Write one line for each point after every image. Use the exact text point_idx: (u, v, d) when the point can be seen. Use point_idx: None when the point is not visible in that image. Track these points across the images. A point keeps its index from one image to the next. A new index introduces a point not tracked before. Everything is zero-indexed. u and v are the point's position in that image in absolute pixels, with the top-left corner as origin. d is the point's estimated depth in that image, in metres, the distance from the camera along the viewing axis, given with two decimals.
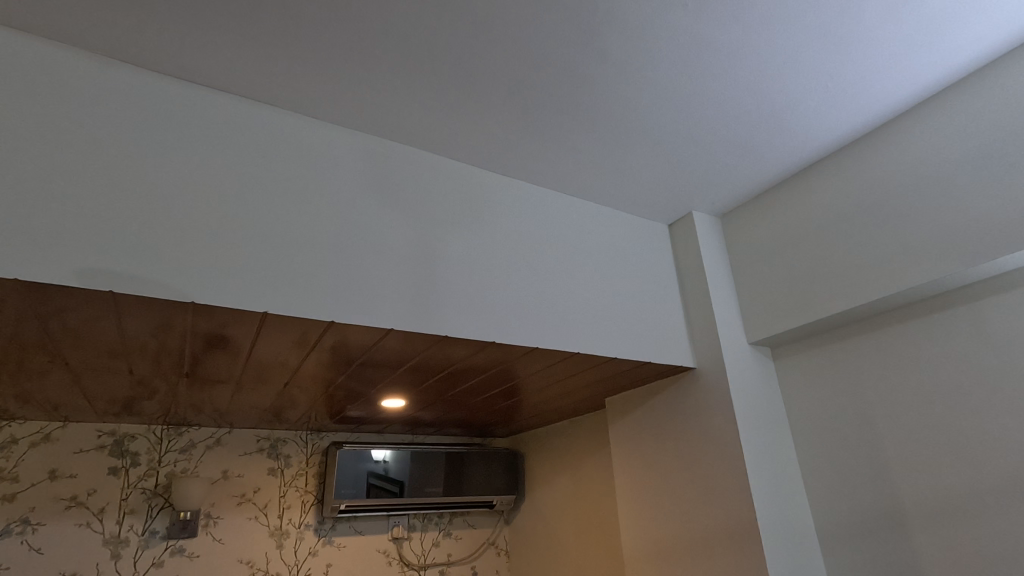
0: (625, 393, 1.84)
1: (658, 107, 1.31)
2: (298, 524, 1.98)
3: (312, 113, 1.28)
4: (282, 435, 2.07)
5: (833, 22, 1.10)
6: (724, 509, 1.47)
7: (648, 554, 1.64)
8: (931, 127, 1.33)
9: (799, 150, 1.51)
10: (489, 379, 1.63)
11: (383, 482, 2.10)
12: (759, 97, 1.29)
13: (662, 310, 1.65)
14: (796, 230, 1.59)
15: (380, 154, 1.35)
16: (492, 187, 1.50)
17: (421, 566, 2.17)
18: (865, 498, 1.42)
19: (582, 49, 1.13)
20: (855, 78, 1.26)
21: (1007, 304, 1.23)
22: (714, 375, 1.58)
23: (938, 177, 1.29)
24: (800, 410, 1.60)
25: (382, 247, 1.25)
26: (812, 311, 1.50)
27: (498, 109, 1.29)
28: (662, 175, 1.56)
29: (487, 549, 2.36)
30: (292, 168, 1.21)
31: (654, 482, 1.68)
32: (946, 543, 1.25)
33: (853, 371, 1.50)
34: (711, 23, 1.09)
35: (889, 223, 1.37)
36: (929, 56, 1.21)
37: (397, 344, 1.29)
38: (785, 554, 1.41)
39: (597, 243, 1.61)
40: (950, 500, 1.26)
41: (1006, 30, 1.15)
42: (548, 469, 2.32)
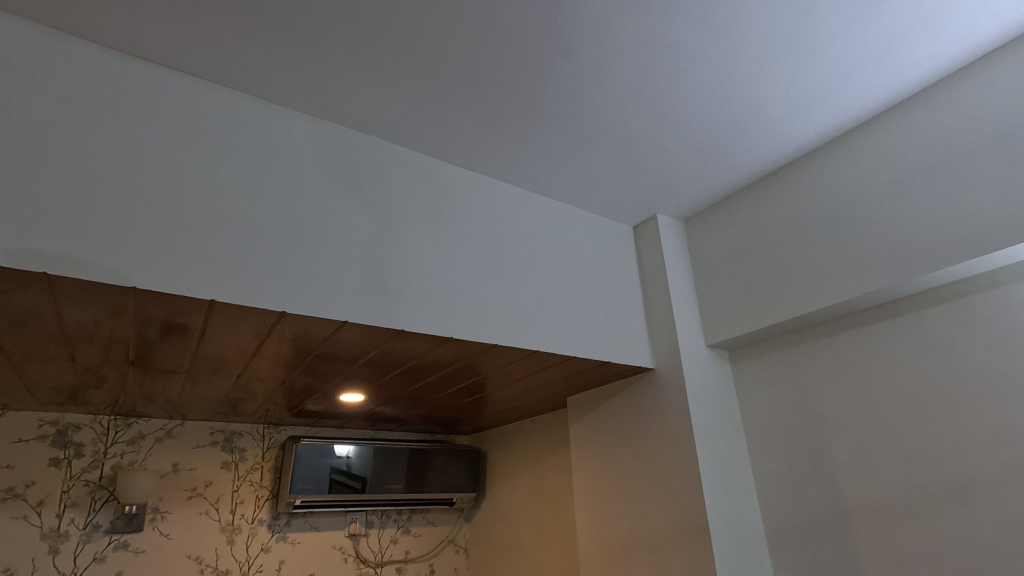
0: (586, 393, 1.85)
1: (626, 108, 1.31)
2: (251, 520, 1.94)
3: (270, 97, 1.25)
4: (237, 428, 2.02)
5: (791, 33, 1.12)
6: (677, 512, 1.48)
7: (604, 552, 1.64)
8: (885, 139, 1.36)
9: (761, 157, 1.53)
10: (450, 376, 1.62)
11: (345, 478, 2.06)
12: (720, 102, 1.30)
13: (624, 312, 1.66)
14: (757, 236, 1.61)
15: (340, 144, 1.32)
16: (455, 179, 1.49)
17: (378, 563, 2.14)
18: (815, 505, 1.44)
19: (548, 46, 1.13)
20: (815, 87, 1.28)
21: (950, 315, 1.27)
22: (672, 376, 1.59)
23: (891, 187, 1.33)
24: (753, 411, 1.63)
25: (340, 238, 1.23)
26: (770, 315, 1.52)
27: (462, 103, 1.28)
28: (625, 176, 1.57)
29: (446, 546, 2.34)
30: (247, 153, 1.18)
31: (609, 482, 1.69)
32: (890, 549, 1.27)
33: (807, 377, 1.52)
34: (676, 27, 1.10)
35: (847, 231, 1.39)
36: (885, 70, 1.24)
37: (354, 337, 1.27)
38: (734, 553, 1.42)
39: (560, 241, 1.62)
40: (894, 505, 1.29)
41: (956, 49, 1.20)
42: (510, 467, 2.32)
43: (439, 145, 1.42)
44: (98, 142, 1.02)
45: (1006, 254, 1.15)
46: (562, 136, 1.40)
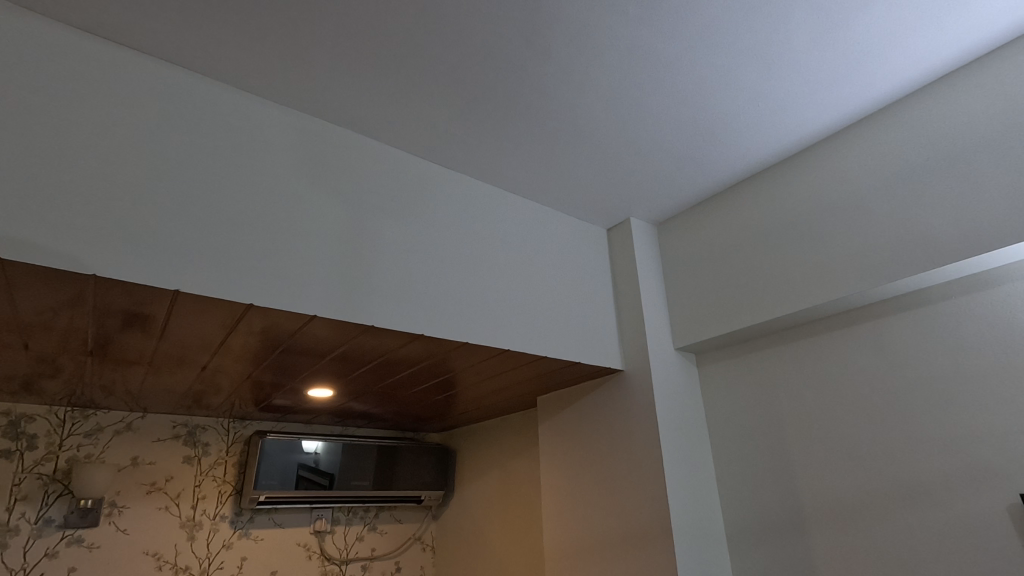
0: (556, 393, 1.86)
1: (601, 111, 1.32)
2: (213, 516, 1.90)
3: (243, 85, 1.22)
4: (201, 422, 1.98)
5: (763, 45, 1.15)
6: (642, 511, 1.50)
7: (569, 551, 1.66)
8: (849, 153, 1.41)
9: (732, 165, 1.57)
10: (420, 373, 1.61)
11: (313, 474, 2.04)
12: (693, 109, 1.33)
13: (595, 313, 1.68)
14: (725, 242, 1.65)
15: (314, 137, 1.31)
16: (430, 177, 1.49)
17: (343, 561, 2.12)
18: (773, 506, 1.48)
19: (525, 47, 1.13)
20: (785, 99, 1.31)
21: (904, 324, 1.32)
22: (640, 377, 1.61)
23: (854, 199, 1.37)
24: (717, 413, 1.66)
25: (311, 231, 1.22)
26: (736, 320, 1.55)
27: (439, 100, 1.28)
28: (599, 179, 1.59)
29: (413, 544, 2.33)
30: (217, 142, 1.16)
31: (576, 482, 1.71)
32: (843, 549, 1.32)
33: (769, 381, 1.56)
34: (652, 33, 1.11)
35: (811, 240, 1.43)
36: (851, 85, 1.28)
37: (323, 331, 1.25)
38: (695, 552, 1.45)
39: (534, 241, 1.63)
40: (847, 506, 1.33)
41: (919, 68, 1.24)
42: (479, 465, 2.32)
43: (415, 140, 1.42)
44: (60, 124, 0.99)
45: (959, 267, 1.19)
46: (538, 136, 1.41)
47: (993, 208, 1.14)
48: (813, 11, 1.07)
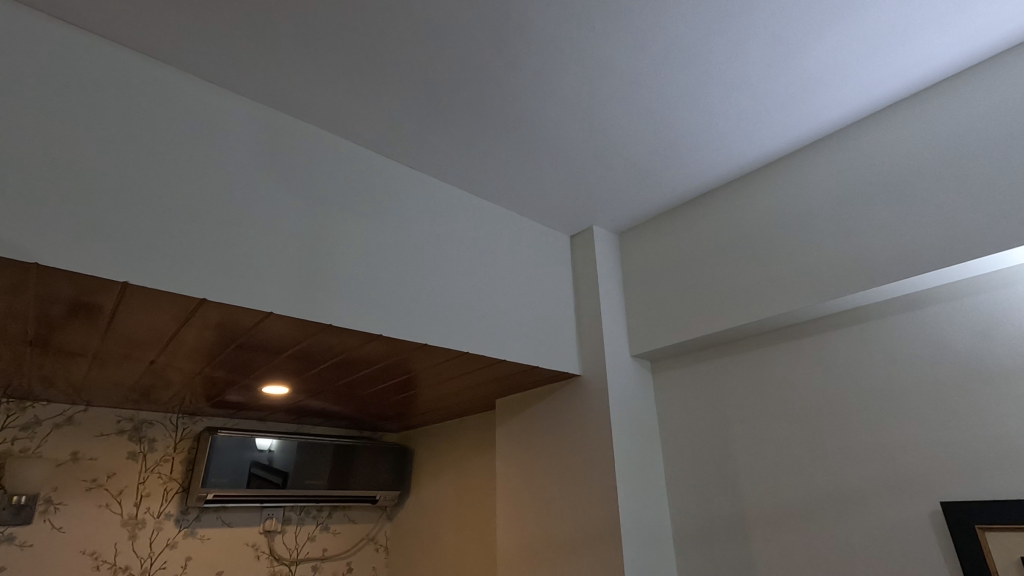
0: (515, 396, 1.88)
1: (567, 120, 1.35)
2: (157, 515, 1.84)
3: (205, 74, 1.20)
4: (148, 417, 1.91)
5: (722, 66, 1.19)
6: (593, 513, 1.53)
7: (521, 552, 1.68)
8: (800, 174, 1.48)
9: (691, 180, 1.62)
10: (378, 372, 1.60)
11: (266, 472, 2.00)
12: (655, 124, 1.37)
13: (555, 318, 1.71)
14: (683, 254, 1.70)
15: (277, 131, 1.29)
16: (395, 177, 1.49)
17: (293, 561, 2.09)
18: (718, 510, 1.53)
19: (493, 53, 1.15)
20: (742, 120, 1.36)
21: (844, 339, 1.39)
22: (596, 383, 1.65)
23: (803, 218, 1.44)
24: (669, 420, 1.71)
25: (270, 226, 1.20)
26: (690, 330, 1.60)
27: (405, 100, 1.28)
28: (564, 186, 1.62)
29: (366, 544, 2.31)
30: (174, 132, 1.13)
31: (530, 484, 1.73)
32: (781, 551, 1.38)
33: (719, 389, 1.61)
34: (617, 49, 1.14)
35: (763, 255, 1.49)
36: (804, 110, 1.34)
37: (279, 328, 1.23)
38: (642, 554, 1.49)
39: (498, 245, 1.65)
40: (787, 511, 1.39)
41: (866, 97, 1.31)
42: (435, 466, 2.32)
43: (381, 139, 1.41)
44: (5, 104, 0.95)
45: (896, 287, 1.26)
46: (504, 141, 1.42)
47: (928, 232, 1.21)
48: (769, 37, 1.12)
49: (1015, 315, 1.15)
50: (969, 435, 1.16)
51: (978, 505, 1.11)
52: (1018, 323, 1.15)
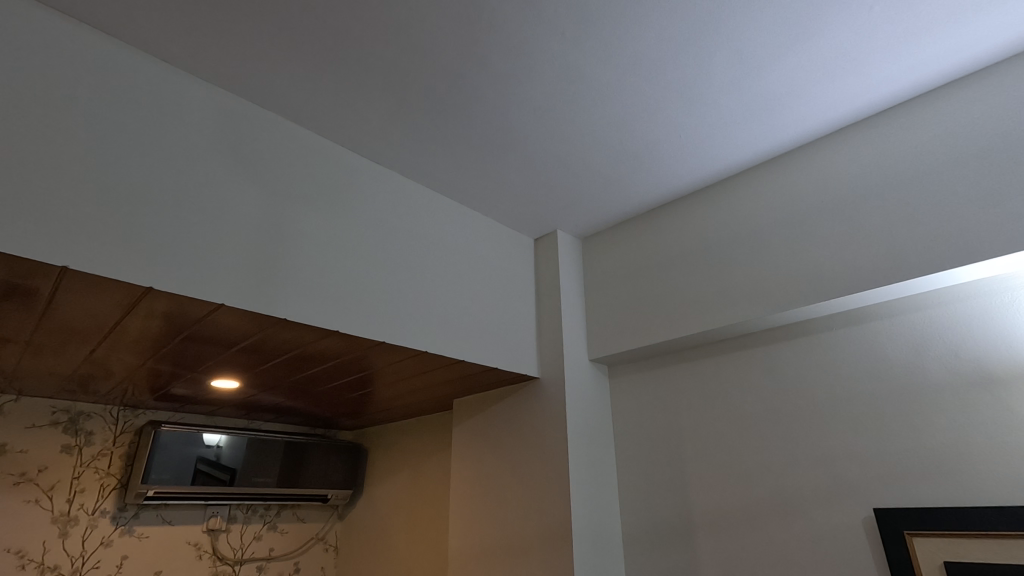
0: (473, 396, 1.87)
1: (535, 124, 1.36)
2: (92, 511, 1.75)
3: (162, 54, 1.15)
4: (85, 409, 1.82)
5: (686, 81, 1.23)
6: (546, 515, 1.54)
7: (474, 554, 1.67)
8: (757, 189, 1.53)
9: (654, 190, 1.65)
10: (333, 369, 1.57)
11: (212, 469, 1.93)
12: (620, 133, 1.39)
13: (516, 320, 1.71)
14: (643, 261, 1.73)
15: (237, 117, 1.25)
16: (358, 171, 1.46)
17: (237, 561, 2.02)
18: (666, 513, 1.56)
19: (463, 53, 1.15)
20: (703, 134, 1.41)
21: (792, 350, 1.44)
22: (554, 385, 1.66)
23: (757, 232, 1.49)
24: (623, 423, 1.74)
25: (225, 215, 1.16)
26: (646, 336, 1.64)
27: (372, 94, 1.26)
28: (529, 189, 1.63)
29: (315, 544, 2.26)
30: (127, 111, 1.08)
31: (484, 485, 1.73)
32: (725, 554, 1.42)
33: (672, 395, 1.65)
34: (586, 56, 1.16)
35: (720, 266, 1.53)
36: (762, 128, 1.39)
37: (231, 320, 1.19)
38: (592, 556, 1.51)
39: (460, 244, 1.64)
40: (732, 516, 1.43)
41: (821, 119, 1.37)
42: (390, 465, 2.29)
43: (346, 132, 1.38)
44: None
45: (841, 302, 1.32)
46: (471, 141, 1.42)
47: (872, 251, 1.27)
48: (731, 56, 1.16)
49: (947, 332, 1.22)
50: (902, 445, 1.22)
51: (907, 512, 1.17)
52: (949, 340, 1.22)
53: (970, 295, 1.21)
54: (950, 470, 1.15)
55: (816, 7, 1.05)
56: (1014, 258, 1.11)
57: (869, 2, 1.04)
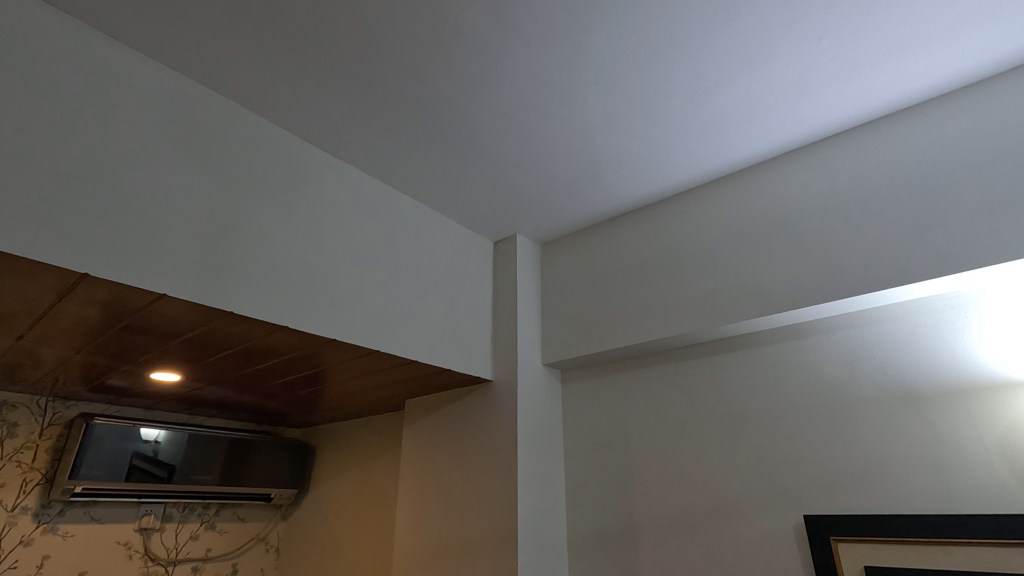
0: (425, 397, 1.86)
1: (498, 128, 1.37)
2: (11, 508, 1.65)
3: (111, 31, 1.10)
4: (10, 399, 1.72)
5: (647, 96, 1.26)
6: (493, 516, 1.55)
7: (419, 555, 1.66)
8: (710, 204, 1.58)
9: (613, 200, 1.69)
10: (282, 364, 1.53)
11: (149, 465, 1.86)
12: (582, 143, 1.42)
13: (471, 322, 1.71)
14: (599, 269, 1.76)
15: (190, 102, 1.21)
16: (316, 164, 1.43)
17: (170, 561, 1.94)
18: (611, 516, 1.59)
19: (429, 52, 1.14)
20: (661, 149, 1.45)
21: (735, 361, 1.49)
22: (506, 388, 1.67)
23: (708, 245, 1.54)
24: (573, 428, 1.76)
25: (172, 203, 1.12)
26: (599, 343, 1.67)
27: (335, 88, 1.24)
28: (490, 191, 1.63)
29: (255, 544, 2.20)
30: (69, 87, 1.03)
31: (432, 486, 1.72)
32: (665, 556, 1.46)
33: (621, 401, 1.68)
34: (551, 65, 1.18)
35: (671, 277, 1.58)
36: (716, 146, 1.44)
37: (174, 311, 1.15)
38: (537, 557, 1.53)
39: (418, 244, 1.63)
40: (673, 519, 1.47)
41: (772, 140, 1.43)
42: (338, 464, 2.24)
43: (306, 123, 1.36)
44: None
45: (782, 317, 1.38)
46: (434, 141, 1.41)
47: (813, 270, 1.33)
48: (689, 74, 1.20)
49: (878, 349, 1.29)
50: (834, 454, 1.28)
51: (834, 518, 1.23)
52: (879, 357, 1.29)
53: (898, 315, 1.28)
54: (875, 479, 1.22)
55: (770, 34, 1.10)
56: (940, 282, 1.18)
57: (819, 33, 1.10)
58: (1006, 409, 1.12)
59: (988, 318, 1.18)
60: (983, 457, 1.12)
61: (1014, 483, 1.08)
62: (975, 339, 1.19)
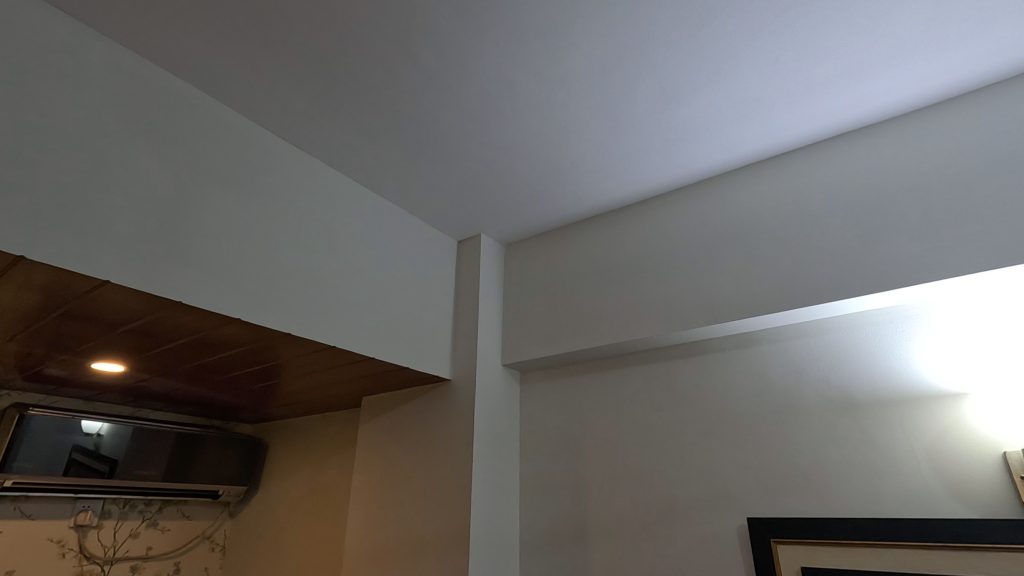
0: (382, 395, 1.84)
1: (464, 126, 1.36)
2: None
3: (60, 4, 1.05)
4: None
5: (611, 103, 1.28)
6: (446, 516, 1.54)
7: (370, 554, 1.64)
8: (670, 213, 1.62)
9: (576, 205, 1.71)
10: (233, 357, 1.49)
11: (89, 459, 1.78)
12: (547, 146, 1.43)
13: (432, 320, 1.71)
14: (561, 272, 1.78)
15: (144, 83, 1.16)
16: (276, 153, 1.40)
17: (107, 561, 1.86)
18: (563, 516, 1.61)
19: (396, 47, 1.13)
20: (624, 156, 1.47)
21: (689, 367, 1.53)
22: (464, 388, 1.66)
23: (667, 253, 1.57)
24: (530, 428, 1.78)
25: (120, 187, 1.08)
26: (558, 345, 1.68)
27: (298, 77, 1.22)
28: (455, 190, 1.63)
29: (200, 543, 2.13)
30: (10, 59, 0.98)
31: (386, 485, 1.70)
32: (614, 556, 1.48)
33: (577, 403, 1.70)
34: (518, 67, 1.18)
35: (631, 282, 1.60)
36: (677, 156, 1.48)
37: (118, 299, 1.10)
38: (488, 557, 1.53)
39: (380, 239, 1.61)
40: (623, 520, 1.50)
41: (731, 154, 1.47)
42: (290, 461, 2.19)
43: (267, 112, 1.33)
44: None
45: (734, 325, 1.42)
46: (398, 137, 1.40)
47: (766, 281, 1.38)
48: (652, 85, 1.23)
49: (822, 359, 1.35)
50: (778, 459, 1.33)
51: (775, 521, 1.27)
52: (823, 366, 1.34)
53: (841, 327, 1.34)
54: (814, 483, 1.27)
55: (731, 50, 1.13)
56: (881, 296, 1.24)
57: (776, 53, 1.14)
58: (934, 419, 1.19)
59: (923, 332, 1.25)
60: (914, 464, 1.18)
61: (939, 489, 1.14)
62: (911, 352, 1.25)
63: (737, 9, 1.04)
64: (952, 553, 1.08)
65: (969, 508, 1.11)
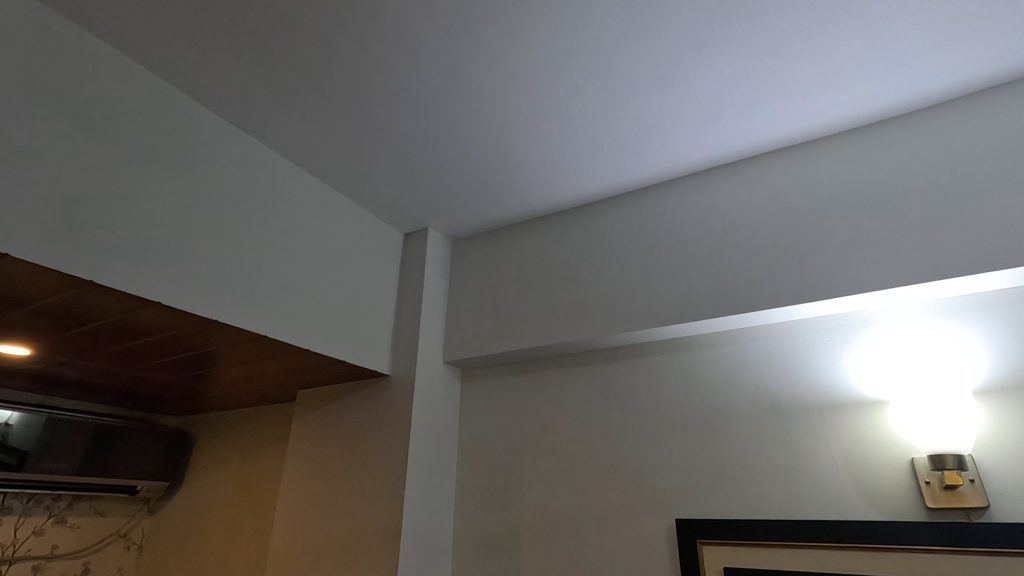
0: (318, 389, 1.78)
1: (412, 116, 1.33)
2: None
3: None
4: None
5: (561, 103, 1.28)
6: (378, 514, 1.50)
7: (296, 554, 1.58)
8: (616, 217, 1.63)
9: (525, 204, 1.70)
10: (154, 343, 1.39)
11: None
12: (496, 142, 1.41)
13: (373, 314, 1.66)
14: (507, 270, 1.76)
15: (62, 42, 1.07)
16: (212, 129, 1.32)
17: (4, 560, 1.71)
18: (497, 516, 1.59)
19: (344, 26, 1.09)
20: (573, 158, 1.48)
21: (628, 369, 1.54)
22: (403, 384, 1.62)
23: (612, 255, 1.58)
24: (468, 426, 1.75)
25: (29, 152, 0.98)
26: (501, 343, 1.67)
27: (238, 53, 1.15)
28: (403, 182, 1.59)
29: (114, 541, 2.00)
30: None
31: (317, 481, 1.64)
32: (546, 555, 1.48)
33: (517, 402, 1.69)
34: (469, 59, 1.16)
35: (575, 283, 1.61)
36: (625, 161, 1.49)
37: (19, 274, 1.01)
38: (419, 557, 1.49)
39: (321, 227, 1.55)
40: (557, 520, 1.50)
41: (677, 161, 1.50)
42: (217, 456, 2.09)
43: (201, 86, 1.25)
44: None
45: (674, 330, 1.44)
46: (343, 122, 1.35)
47: (704, 287, 1.40)
48: (602, 88, 1.23)
49: (755, 366, 1.38)
50: (710, 462, 1.35)
51: (703, 522, 1.29)
52: (756, 373, 1.38)
53: (774, 336, 1.38)
54: (741, 486, 1.30)
55: (678, 58, 1.15)
56: (812, 307, 1.29)
57: (721, 64, 1.17)
58: (854, 425, 1.24)
59: (850, 342, 1.30)
60: (834, 468, 1.22)
61: (854, 493, 1.19)
62: (837, 361, 1.30)
63: (684, 18, 1.06)
64: (864, 553, 1.12)
65: (880, 510, 1.16)
